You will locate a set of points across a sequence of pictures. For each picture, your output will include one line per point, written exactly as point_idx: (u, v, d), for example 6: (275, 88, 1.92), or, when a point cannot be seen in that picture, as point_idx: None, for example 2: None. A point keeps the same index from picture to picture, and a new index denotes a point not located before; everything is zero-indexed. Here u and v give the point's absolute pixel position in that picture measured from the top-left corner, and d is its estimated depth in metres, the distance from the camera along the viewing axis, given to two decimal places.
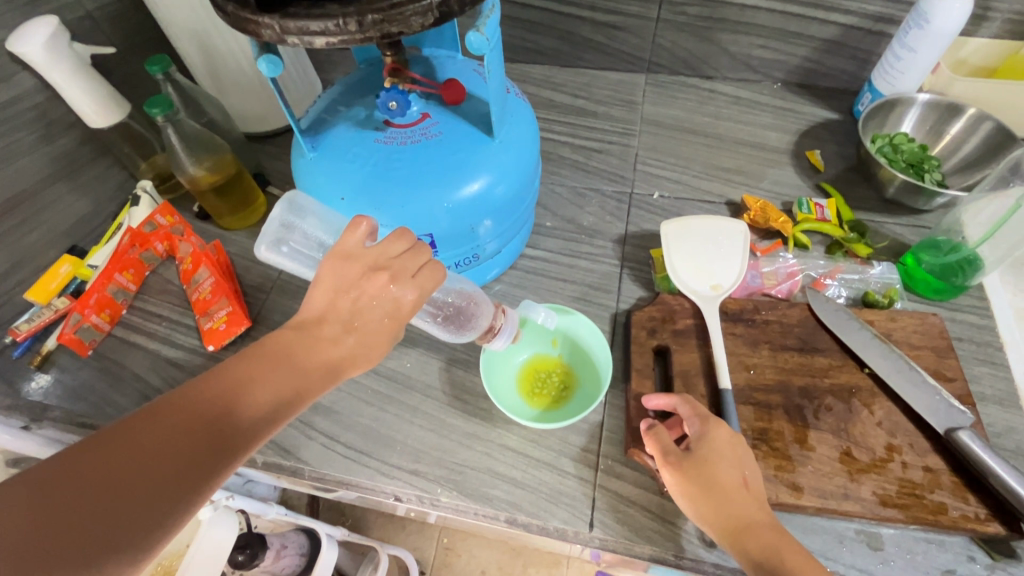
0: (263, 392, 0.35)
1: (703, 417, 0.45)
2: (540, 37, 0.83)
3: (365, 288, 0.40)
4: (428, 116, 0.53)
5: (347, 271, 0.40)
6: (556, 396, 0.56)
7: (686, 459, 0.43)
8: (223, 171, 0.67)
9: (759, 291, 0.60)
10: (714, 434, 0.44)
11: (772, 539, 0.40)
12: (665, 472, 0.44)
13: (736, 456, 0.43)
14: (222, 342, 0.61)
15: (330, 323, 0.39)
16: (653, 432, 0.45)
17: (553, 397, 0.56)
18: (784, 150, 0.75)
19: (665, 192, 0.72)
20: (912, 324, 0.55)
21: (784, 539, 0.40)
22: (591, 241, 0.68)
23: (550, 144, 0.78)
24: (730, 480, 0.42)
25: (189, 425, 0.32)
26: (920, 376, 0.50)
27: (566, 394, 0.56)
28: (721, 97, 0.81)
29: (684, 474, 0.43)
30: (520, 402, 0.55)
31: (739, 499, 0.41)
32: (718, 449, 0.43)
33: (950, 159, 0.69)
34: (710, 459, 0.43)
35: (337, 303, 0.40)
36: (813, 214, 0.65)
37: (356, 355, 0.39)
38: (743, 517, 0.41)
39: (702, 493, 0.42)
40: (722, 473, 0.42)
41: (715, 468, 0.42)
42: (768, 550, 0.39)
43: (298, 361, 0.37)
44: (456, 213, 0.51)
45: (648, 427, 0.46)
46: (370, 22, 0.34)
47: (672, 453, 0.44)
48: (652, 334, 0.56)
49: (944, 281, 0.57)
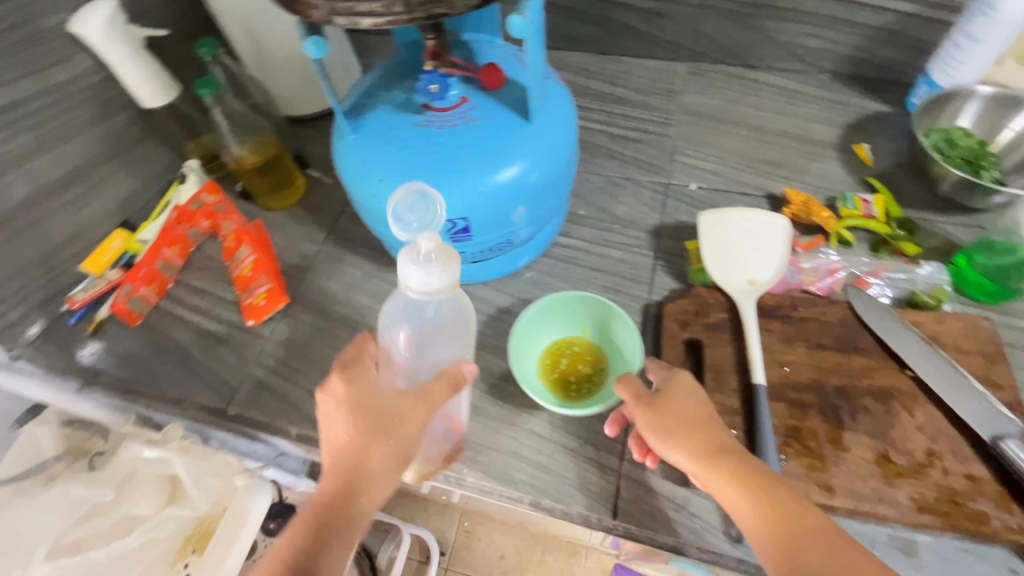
0: (372, 481, 0.42)
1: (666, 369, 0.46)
2: (580, 24, 0.82)
3: (367, 372, 0.44)
4: (466, 100, 0.53)
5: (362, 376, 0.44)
6: (576, 385, 0.56)
7: (657, 401, 0.43)
8: (265, 152, 0.70)
9: (798, 287, 0.58)
10: (679, 378, 0.44)
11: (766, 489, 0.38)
12: (640, 416, 0.43)
13: (703, 394, 0.43)
14: (261, 317, 0.64)
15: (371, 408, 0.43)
16: (625, 378, 0.44)
17: (574, 386, 0.55)
18: (829, 143, 0.72)
19: (702, 183, 0.70)
20: (960, 327, 0.52)
21: (776, 487, 0.38)
22: (623, 231, 0.67)
23: (585, 133, 0.77)
24: (698, 414, 0.42)
25: (304, 533, 0.40)
26: (963, 379, 0.48)
27: (588, 386, 0.55)
28: (765, 87, 0.79)
29: (654, 410, 0.42)
30: (537, 384, 0.55)
31: (714, 437, 0.41)
32: (684, 388, 0.43)
33: (1010, 156, 0.65)
34: (679, 397, 0.43)
35: (372, 394, 0.43)
36: (859, 210, 0.63)
37: (434, 393, 0.43)
38: (713, 443, 0.40)
39: (675, 426, 0.41)
40: (692, 411, 0.42)
41: (684, 407, 0.42)
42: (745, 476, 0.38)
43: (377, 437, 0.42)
44: (492, 197, 0.52)
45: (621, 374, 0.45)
46: (416, 3, 0.34)
47: (646, 397, 0.43)
48: (683, 327, 0.55)
49: (997, 283, 0.55)
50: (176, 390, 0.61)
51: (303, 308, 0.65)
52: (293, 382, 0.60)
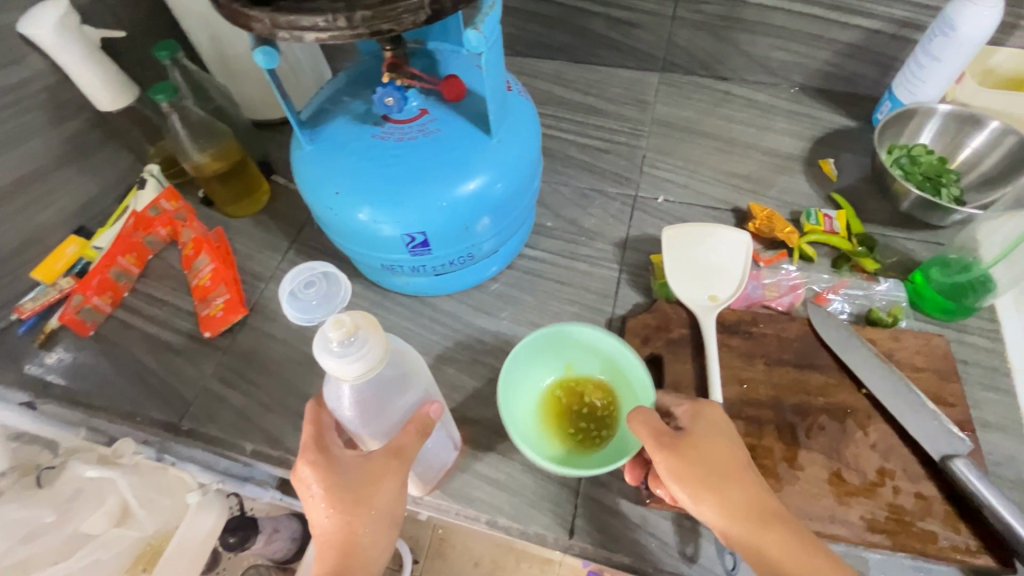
0: (364, 547, 0.41)
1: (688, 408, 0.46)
2: (553, 32, 0.82)
3: (326, 437, 0.44)
4: (426, 112, 0.52)
5: (333, 461, 0.43)
6: (585, 427, 0.51)
7: (678, 440, 0.42)
8: (227, 158, 0.68)
9: (760, 302, 0.58)
10: (701, 416, 0.44)
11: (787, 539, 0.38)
12: (660, 454, 0.41)
13: (729, 436, 0.43)
14: (218, 329, 0.62)
15: (349, 489, 0.42)
16: (640, 415, 0.43)
17: (581, 429, 0.51)
18: (796, 157, 0.73)
19: (670, 196, 0.70)
20: (916, 345, 0.53)
21: (804, 539, 0.38)
22: (590, 243, 0.67)
23: (556, 142, 0.77)
24: (731, 460, 0.41)
25: None
26: (916, 397, 0.48)
27: (599, 426, 0.51)
28: (735, 100, 0.79)
29: (684, 455, 0.41)
30: (539, 432, 0.51)
31: (742, 484, 0.40)
32: (710, 428, 0.43)
33: (970, 174, 0.66)
34: (705, 437, 0.42)
35: (347, 477, 0.42)
36: (821, 226, 0.63)
37: (405, 446, 0.43)
38: (746, 494, 0.40)
39: (705, 472, 0.40)
40: (721, 454, 0.41)
41: (711, 450, 0.42)
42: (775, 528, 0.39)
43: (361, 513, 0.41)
44: (451, 211, 0.51)
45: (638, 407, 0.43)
46: (360, 18, 0.33)
47: (671, 437, 0.42)
48: (645, 342, 0.55)
49: (952, 300, 0.56)
50: (129, 404, 0.59)
51: (263, 320, 0.64)
52: (250, 397, 0.59)
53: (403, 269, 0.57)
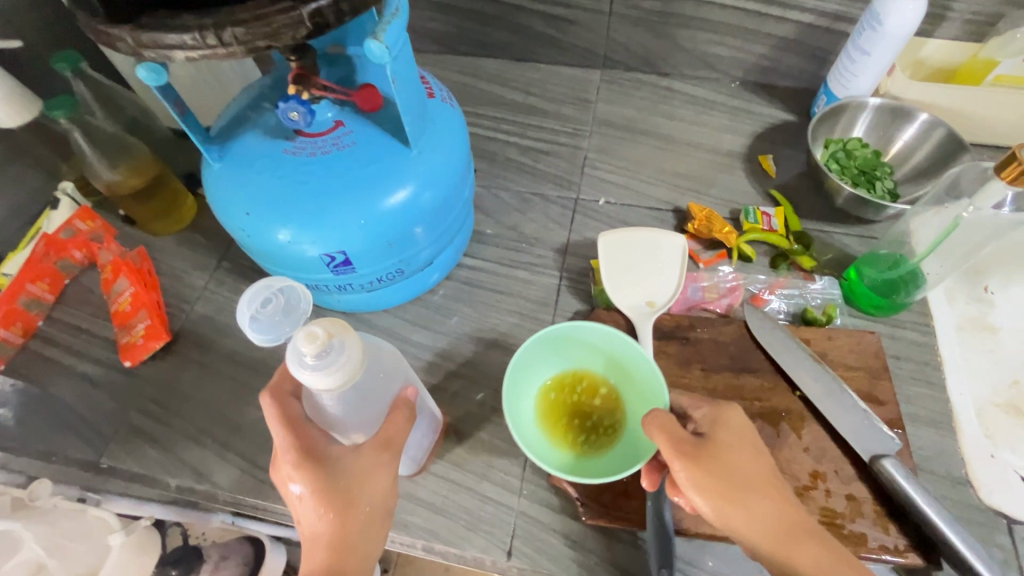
0: (359, 543, 0.38)
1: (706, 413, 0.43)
2: (491, 30, 0.79)
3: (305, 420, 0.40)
4: (341, 124, 0.49)
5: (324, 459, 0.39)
6: (588, 433, 0.50)
7: (701, 449, 0.39)
8: (142, 174, 0.64)
9: (699, 305, 0.58)
10: (723, 424, 0.41)
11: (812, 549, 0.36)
12: (681, 464, 0.38)
13: (752, 445, 0.41)
14: (139, 358, 0.59)
15: (344, 488, 0.38)
16: (659, 420, 0.40)
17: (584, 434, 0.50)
18: (736, 154, 0.72)
19: (612, 198, 0.69)
20: (848, 344, 0.53)
21: (833, 554, 0.37)
22: (531, 250, 0.65)
23: (497, 145, 0.75)
24: (755, 471, 0.39)
25: None
26: (847, 398, 0.48)
27: (603, 432, 0.49)
28: (677, 96, 0.78)
29: (705, 465, 0.38)
30: (539, 431, 0.50)
31: (768, 497, 0.38)
32: (732, 436, 0.40)
33: (902, 167, 0.66)
34: (729, 447, 0.40)
35: (340, 475, 0.39)
36: (760, 224, 0.63)
37: (393, 436, 0.41)
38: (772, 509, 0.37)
39: (728, 484, 0.38)
40: (745, 464, 0.39)
41: (737, 459, 0.39)
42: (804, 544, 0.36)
43: (354, 513, 0.39)
44: (372, 228, 0.49)
45: (658, 411, 0.41)
46: (230, 35, 0.31)
47: (691, 443, 0.39)
48: None
49: (884, 297, 0.56)
50: (45, 443, 0.56)
51: (190, 346, 0.61)
52: (177, 429, 0.56)
53: (330, 289, 0.55)
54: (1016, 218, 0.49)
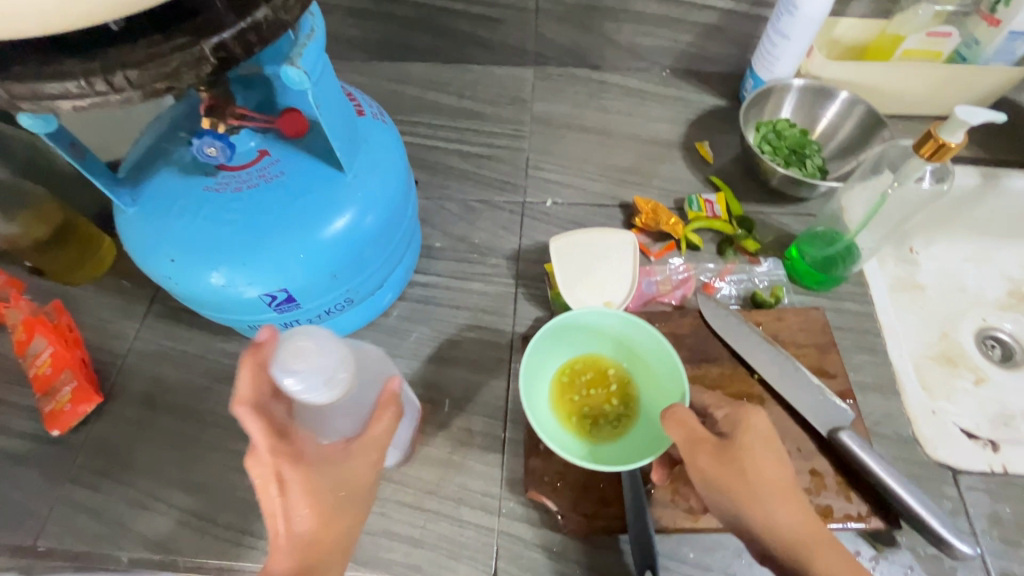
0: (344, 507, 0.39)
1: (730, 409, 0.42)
2: (417, 34, 0.77)
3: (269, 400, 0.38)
4: (266, 153, 0.46)
5: (294, 448, 0.38)
6: (590, 420, 0.49)
7: (721, 450, 0.39)
8: (47, 221, 0.59)
9: (654, 299, 0.59)
10: (748, 421, 0.41)
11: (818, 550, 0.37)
12: (698, 461, 0.39)
13: (775, 447, 0.40)
14: (68, 425, 0.54)
15: (324, 478, 0.38)
16: (679, 416, 0.40)
17: (588, 416, 0.49)
18: (674, 143, 0.73)
19: (558, 198, 0.69)
20: (797, 322, 0.55)
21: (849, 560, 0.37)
22: (483, 260, 0.64)
23: (437, 153, 0.73)
24: (771, 473, 0.39)
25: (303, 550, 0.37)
26: (802, 376, 0.50)
27: (606, 426, 0.49)
28: (611, 89, 0.78)
29: (722, 466, 0.39)
30: (545, 398, 0.50)
31: (783, 500, 0.38)
32: (757, 439, 0.40)
33: (829, 144, 0.69)
34: (751, 448, 0.40)
35: (317, 463, 0.38)
36: (703, 212, 0.64)
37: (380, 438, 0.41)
38: (778, 509, 0.38)
39: (740, 484, 0.38)
40: (764, 467, 0.39)
41: (757, 462, 0.39)
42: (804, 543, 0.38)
43: (332, 501, 0.38)
44: (312, 261, 0.46)
45: (680, 407, 0.41)
46: (123, 80, 0.29)
47: (710, 441, 0.39)
48: None
49: (826, 273, 0.59)
50: None
51: (126, 404, 0.56)
52: (121, 495, 0.52)
53: (274, 327, 0.51)
54: (935, 189, 0.52)
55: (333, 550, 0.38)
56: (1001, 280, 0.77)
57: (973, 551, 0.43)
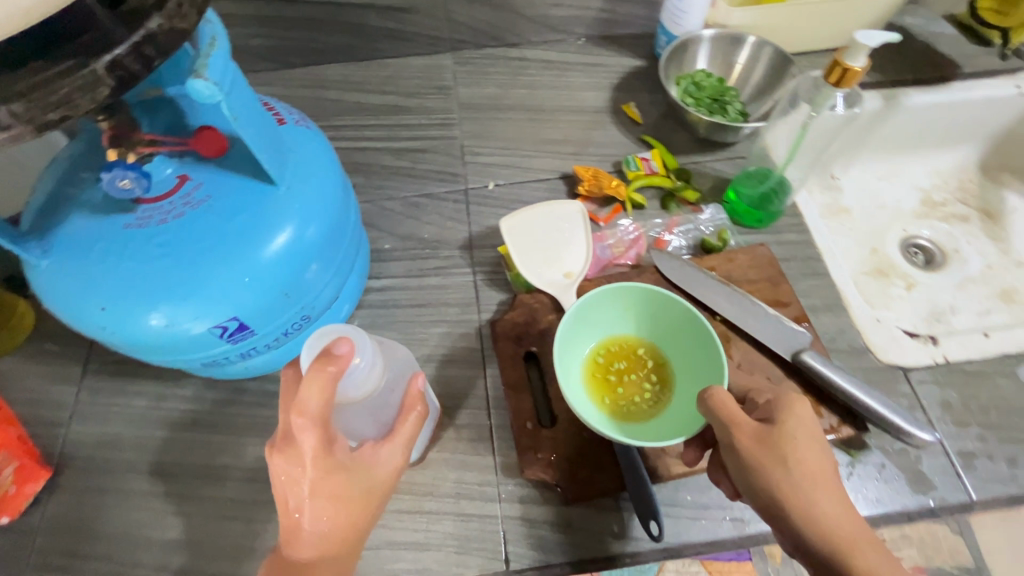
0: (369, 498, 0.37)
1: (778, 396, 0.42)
2: (325, 35, 0.74)
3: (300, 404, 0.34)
4: (186, 178, 0.43)
5: (329, 455, 0.35)
6: (616, 394, 0.50)
7: (759, 437, 0.39)
8: None
9: (611, 262, 0.60)
10: (793, 407, 0.40)
11: (861, 544, 0.36)
12: (734, 442, 0.39)
13: (817, 439, 0.39)
14: (17, 509, 0.49)
15: (355, 483, 0.36)
16: (719, 397, 0.40)
17: (620, 389, 0.50)
18: (602, 109, 0.74)
19: (500, 180, 0.68)
20: (746, 260, 0.58)
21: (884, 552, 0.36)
22: (436, 253, 0.63)
23: (368, 154, 0.71)
24: (810, 460, 0.38)
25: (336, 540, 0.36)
26: (758, 311, 0.52)
27: (631, 404, 0.50)
28: (532, 64, 0.78)
29: (757, 452, 0.39)
30: (581, 362, 0.51)
31: (822, 490, 0.38)
32: (798, 429, 0.39)
33: (745, 88, 0.72)
34: (792, 436, 0.39)
35: (350, 470, 0.36)
36: (642, 170, 0.65)
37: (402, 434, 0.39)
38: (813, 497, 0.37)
39: (775, 469, 0.38)
40: (805, 455, 0.38)
41: (795, 450, 0.38)
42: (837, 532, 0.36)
43: (359, 495, 0.36)
44: (259, 283, 0.43)
45: (718, 388, 0.41)
46: (7, 113, 0.26)
47: (750, 425, 0.40)
48: (519, 342, 0.54)
49: (763, 209, 0.62)
50: None
51: (82, 473, 0.52)
52: (96, 569, 0.48)
53: (230, 360, 0.48)
54: (847, 112, 0.56)
55: (352, 543, 0.36)
56: (914, 191, 0.84)
57: (931, 436, 0.46)
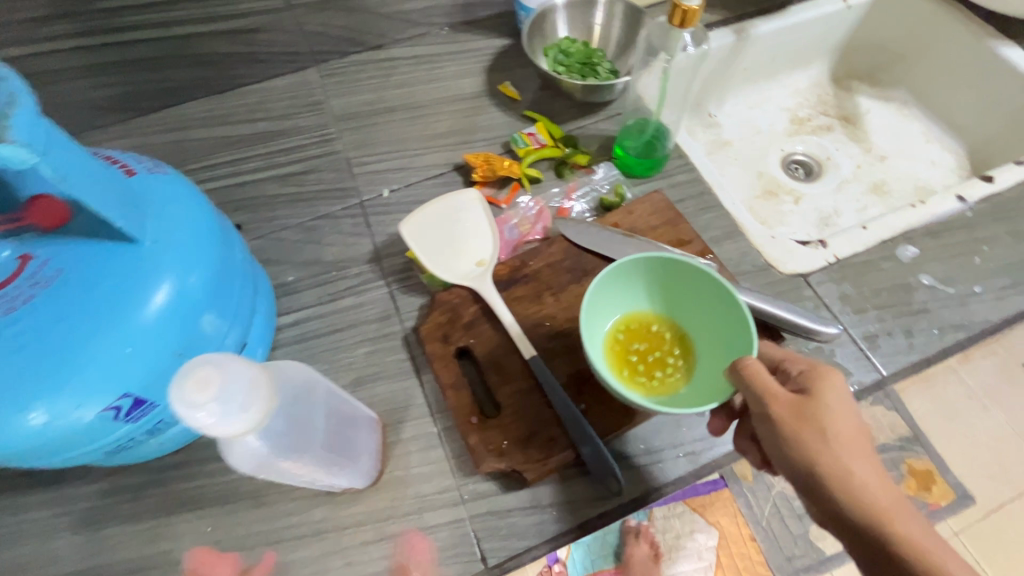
0: None
1: (813, 366, 0.42)
2: (171, 72, 0.68)
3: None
4: (31, 258, 0.39)
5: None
6: (632, 365, 0.51)
7: (794, 412, 0.38)
8: None
9: (520, 242, 0.60)
10: (828, 378, 0.40)
11: (896, 508, 0.36)
12: (772, 412, 0.38)
13: (849, 409, 0.39)
14: None
15: None
16: (751, 368, 0.40)
17: (638, 361, 0.52)
18: (481, 92, 0.74)
19: (394, 184, 0.66)
20: (644, 209, 0.60)
21: (912, 516, 0.36)
22: (344, 273, 0.60)
23: (250, 188, 0.67)
24: (844, 430, 0.38)
25: None
26: (664, 254, 0.55)
27: (644, 376, 0.51)
28: (401, 62, 0.76)
29: (791, 422, 0.38)
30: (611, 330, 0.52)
31: (857, 458, 0.38)
32: (834, 401, 0.39)
33: (610, 46, 0.74)
34: (827, 407, 0.38)
35: None
36: (530, 145, 0.66)
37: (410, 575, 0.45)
38: (844, 467, 0.37)
39: (812, 440, 0.38)
40: (842, 424, 0.38)
41: (829, 423, 0.38)
42: (864, 497, 0.37)
43: None
44: (145, 349, 0.40)
45: (753, 361, 0.40)
46: None
47: (785, 397, 0.39)
48: (447, 341, 0.52)
49: (652, 158, 0.64)
50: None
51: None
52: None
53: (139, 439, 0.44)
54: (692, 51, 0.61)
55: None
56: (782, 112, 0.92)
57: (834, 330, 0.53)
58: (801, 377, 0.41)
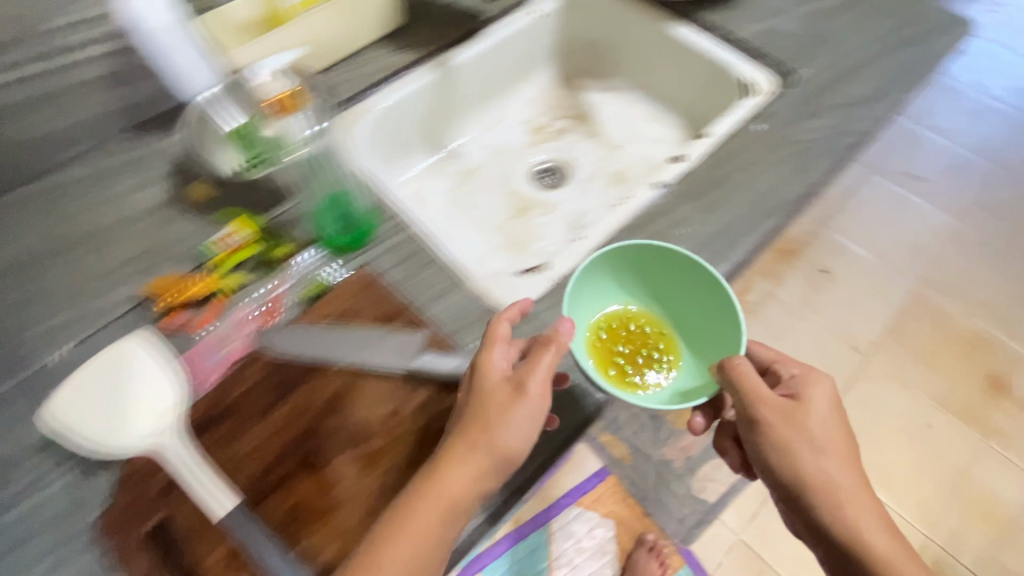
0: None
1: (801, 373, 0.57)
2: None
3: None
4: None
5: None
6: (619, 367, 0.62)
7: (789, 413, 0.54)
8: None
9: (225, 364, 0.53)
10: (814, 388, 0.56)
11: (853, 504, 0.53)
12: (770, 412, 0.54)
13: (834, 409, 0.56)
14: None
15: None
16: (738, 367, 0.53)
17: (619, 353, 0.63)
18: (168, 200, 0.66)
19: (71, 340, 0.57)
20: (347, 292, 0.57)
21: (865, 504, 0.53)
22: (15, 473, 0.50)
23: None
24: (818, 429, 0.54)
25: None
26: (367, 343, 0.53)
27: (632, 375, 0.62)
28: (66, 188, 0.66)
29: (788, 429, 0.54)
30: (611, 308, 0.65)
31: (839, 462, 0.53)
32: (819, 391, 0.55)
33: None
34: (815, 404, 0.55)
35: None
36: (225, 250, 0.60)
37: None
38: (840, 482, 0.53)
39: (806, 447, 0.53)
40: (819, 424, 0.54)
41: (816, 422, 0.54)
42: (851, 521, 0.52)
43: None
44: None
45: (741, 366, 0.53)
46: None
47: (771, 398, 0.54)
48: (139, 521, 0.47)
49: (356, 230, 0.61)
50: None
51: None
52: None
53: None
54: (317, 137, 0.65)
55: None
56: (520, 126, 0.94)
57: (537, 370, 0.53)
58: (792, 382, 0.57)
